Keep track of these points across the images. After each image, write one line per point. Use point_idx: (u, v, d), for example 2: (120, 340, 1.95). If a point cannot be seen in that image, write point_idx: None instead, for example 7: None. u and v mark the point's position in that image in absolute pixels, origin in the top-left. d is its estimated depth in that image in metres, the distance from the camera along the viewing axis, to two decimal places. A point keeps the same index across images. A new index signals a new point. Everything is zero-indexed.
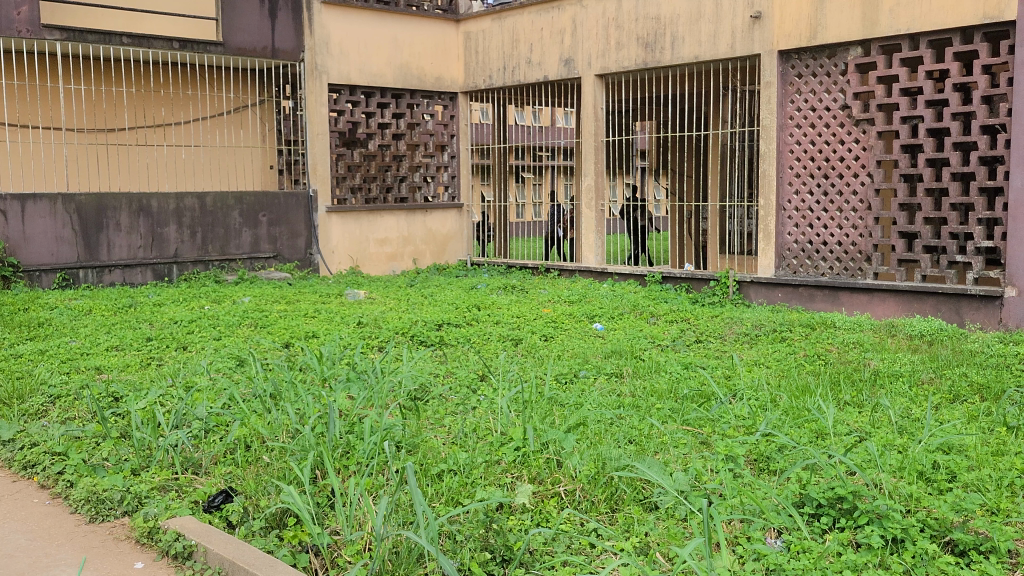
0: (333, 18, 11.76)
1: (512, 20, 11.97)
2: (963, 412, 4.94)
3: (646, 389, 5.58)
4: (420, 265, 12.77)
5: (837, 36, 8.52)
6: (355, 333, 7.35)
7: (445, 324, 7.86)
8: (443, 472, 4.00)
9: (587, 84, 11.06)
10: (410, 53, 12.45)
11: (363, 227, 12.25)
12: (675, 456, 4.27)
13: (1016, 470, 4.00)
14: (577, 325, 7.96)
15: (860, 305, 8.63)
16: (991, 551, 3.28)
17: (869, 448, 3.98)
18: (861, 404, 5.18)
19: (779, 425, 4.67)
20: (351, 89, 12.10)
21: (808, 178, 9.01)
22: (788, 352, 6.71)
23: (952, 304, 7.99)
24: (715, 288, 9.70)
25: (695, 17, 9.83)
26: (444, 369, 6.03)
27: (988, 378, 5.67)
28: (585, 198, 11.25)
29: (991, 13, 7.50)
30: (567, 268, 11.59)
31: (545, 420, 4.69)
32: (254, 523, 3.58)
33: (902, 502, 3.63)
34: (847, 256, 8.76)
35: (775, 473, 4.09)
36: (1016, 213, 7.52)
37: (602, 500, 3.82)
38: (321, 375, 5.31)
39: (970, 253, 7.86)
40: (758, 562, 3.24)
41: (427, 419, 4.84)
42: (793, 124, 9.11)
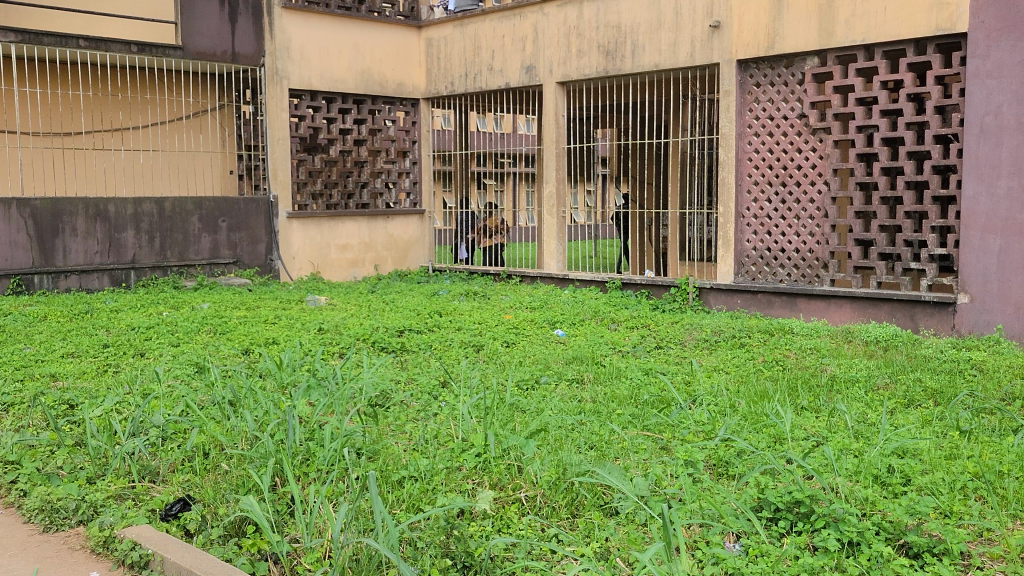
0: (293, 23, 11.70)
1: (474, 27, 11.98)
2: (917, 417, 5.02)
3: (607, 395, 5.60)
4: (381, 271, 12.73)
5: (794, 46, 8.64)
6: (316, 339, 7.31)
7: (406, 331, 7.84)
8: (403, 479, 4.00)
9: (549, 91, 11.10)
10: (372, 59, 12.41)
11: (324, 233, 12.20)
12: (636, 462, 4.29)
13: (969, 474, 4.08)
14: (538, 331, 7.99)
15: (817, 312, 8.73)
16: (944, 554, 3.34)
17: (825, 452, 4.04)
18: (818, 409, 5.24)
19: (738, 430, 4.71)
20: (313, 94, 12.04)
21: (766, 186, 9.11)
22: (747, 358, 6.78)
23: (906, 310, 8.11)
24: (674, 295, 9.77)
25: (655, 25, 9.91)
26: (405, 376, 6.02)
27: (942, 383, 5.77)
28: (546, 206, 11.29)
29: (944, 25, 7.64)
30: (528, 275, 11.61)
31: (506, 426, 4.69)
32: (212, 532, 3.55)
33: (858, 506, 3.68)
34: (805, 263, 8.86)
35: (733, 478, 4.14)
36: (968, 221, 7.66)
37: (563, 506, 3.84)
38: (280, 382, 5.28)
39: (924, 261, 7.99)
40: (717, 566, 3.27)
41: (388, 425, 4.83)
42: (751, 132, 9.21)
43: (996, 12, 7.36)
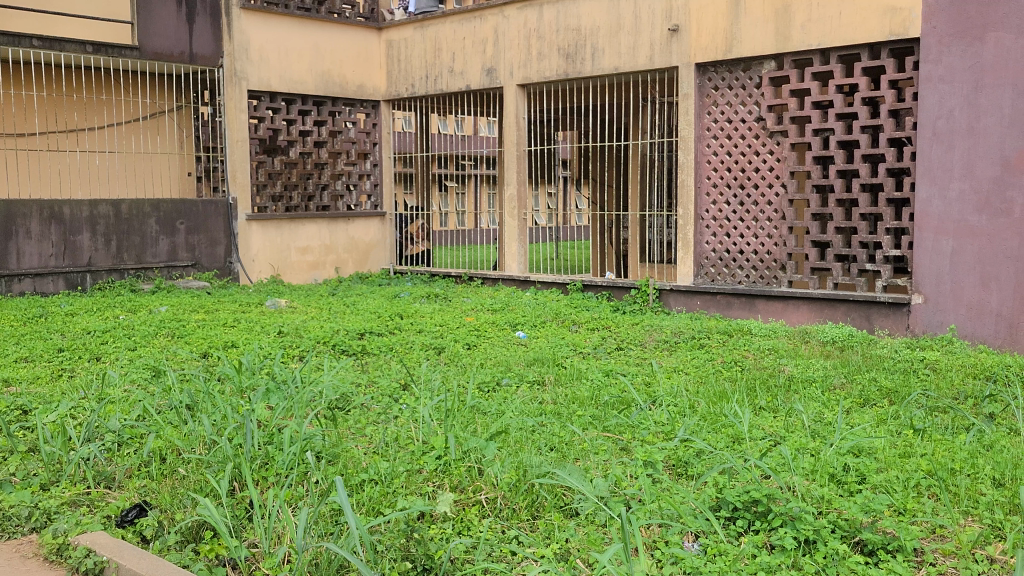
0: (252, 24, 11.60)
1: (434, 29, 11.97)
2: (872, 416, 5.10)
3: (567, 396, 5.63)
4: (342, 274, 12.66)
5: (751, 50, 8.74)
6: (275, 342, 7.26)
7: (367, 333, 7.81)
8: (364, 482, 3.99)
9: (509, 93, 11.11)
10: (331, 61, 12.34)
11: (284, 236, 12.09)
12: (596, 463, 4.31)
13: (922, 471, 4.14)
14: (500, 333, 7.99)
15: (775, 313, 8.81)
16: (898, 550, 3.39)
17: (783, 452, 4.07)
18: (776, 409, 5.30)
19: (697, 430, 4.75)
20: (272, 96, 11.94)
21: (725, 188, 9.20)
22: (706, 359, 6.85)
23: (862, 311, 8.22)
24: (635, 296, 9.82)
25: (614, 29, 9.96)
26: (366, 379, 6.01)
27: (896, 383, 5.85)
28: (507, 208, 11.30)
29: (897, 30, 7.76)
30: (489, 277, 11.60)
31: (467, 428, 4.69)
32: (169, 537, 3.51)
33: (815, 504, 3.73)
34: (763, 264, 8.94)
35: (692, 477, 4.18)
36: (922, 223, 7.79)
37: (523, 508, 3.85)
38: (239, 386, 5.23)
39: (879, 262, 8.11)
40: (675, 566, 3.29)
41: (348, 428, 4.81)
42: (710, 135, 9.29)
43: (948, 18, 7.51)
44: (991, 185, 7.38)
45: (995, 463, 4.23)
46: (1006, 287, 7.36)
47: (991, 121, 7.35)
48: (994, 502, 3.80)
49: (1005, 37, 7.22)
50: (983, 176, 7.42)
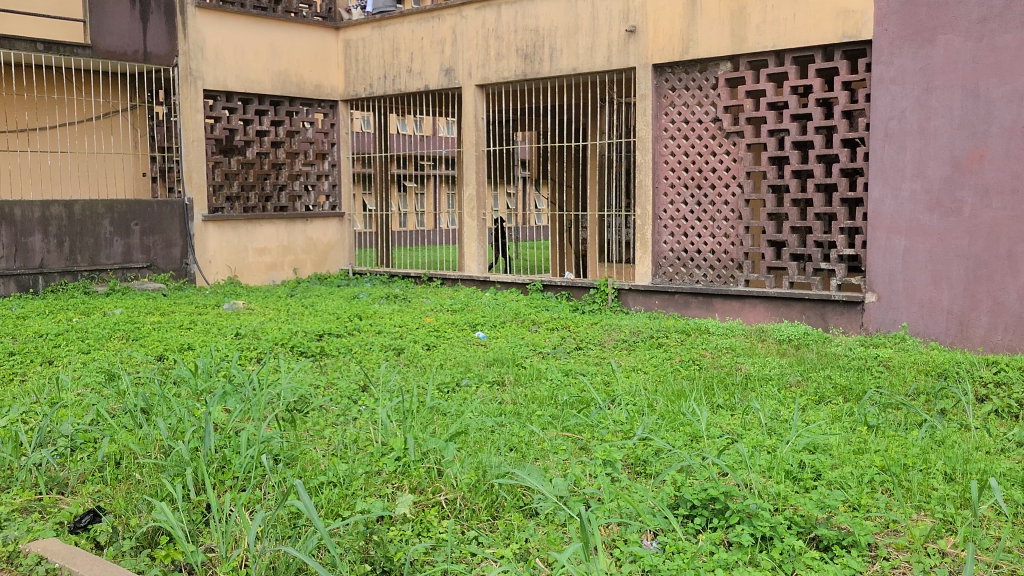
0: (207, 23, 11.48)
1: (392, 29, 11.93)
2: (827, 413, 5.17)
3: (527, 396, 5.64)
4: (300, 275, 12.56)
5: (707, 52, 8.81)
6: (232, 344, 7.19)
7: (325, 335, 7.76)
8: (322, 485, 3.97)
9: (468, 93, 11.11)
10: (289, 60, 12.25)
11: (241, 237, 11.97)
12: (555, 463, 4.32)
13: (876, 467, 4.21)
14: (459, 334, 7.97)
15: (732, 311, 8.89)
16: (852, 545, 3.44)
17: (740, 450, 4.10)
18: (733, 407, 5.36)
19: (655, 429, 4.78)
20: (228, 95, 11.82)
21: (682, 188, 9.26)
22: (664, 357, 6.90)
23: (817, 309, 8.33)
24: (594, 296, 9.87)
25: (572, 30, 10.00)
26: (325, 381, 5.97)
27: (851, 380, 5.94)
28: (467, 208, 11.29)
29: (851, 32, 7.87)
30: (449, 277, 11.59)
31: (426, 429, 4.68)
32: (123, 543, 3.47)
33: (771, 501, 3.77)
34: (720, 264, 9.03)
35: (651, 476, 4.21)
36: (874, 222, 7.91)
37: (482, 508, 3.85)
38: (195, 390, 5.17)
39: (833, 261, 8.22)
40: (634, 564, 3.30)
41: (307, 431, 4.79)
42: (667, 136, 9.35)
43: (900, 21, 7.62)
44: (942, 185, 7.51)
45: (946, 457, 4.30)
46: (957, 285, 7.49)
47: (941, 122, 7.48)
48: (946, 497, 3.88)
49: (954, 39, 7.36)
50: (934, 176, 7.55)
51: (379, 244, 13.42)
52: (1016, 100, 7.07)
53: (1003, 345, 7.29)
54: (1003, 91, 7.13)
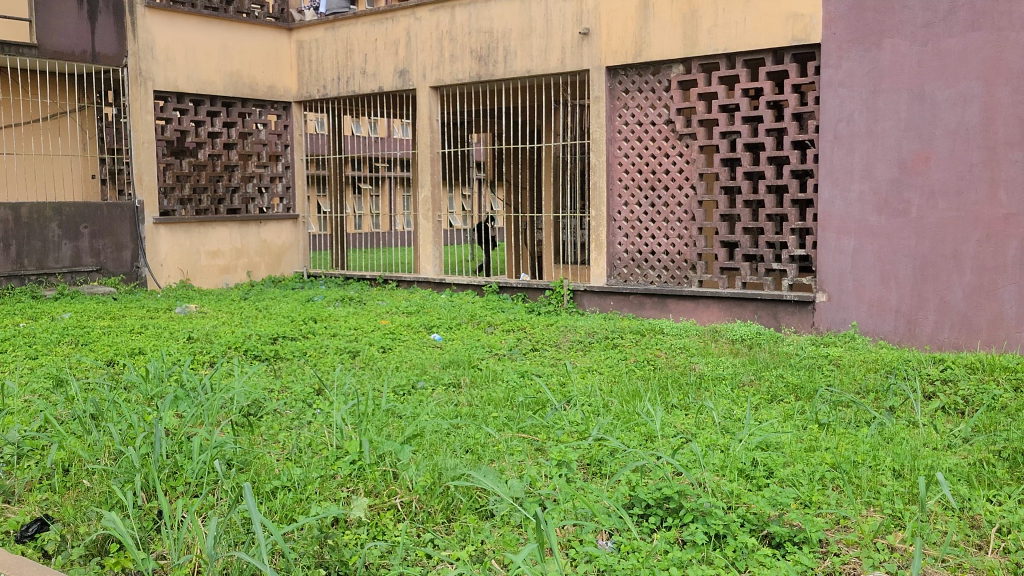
0: (157, 24, 11.33)
1: (345, 30, 11.86)
2: (779, 412, 5.23)
3: (482, 398, 5.65)
4: (254, 278, 12.44)
5: (660, 54, 8.88)
6: (184, 348, 7.10)
7: (279, 338, 7.70)
8: (276, 489, 3.94)
9: (422, 95, 11.08)
10: (241, 61, 12.13)
11: (193, 240, 11.83)
12: (511, 464, 4.33)
13: (826, 465, 4.27)
14: (415, 336, 7.97)
15: (686, 312, 8.96)
16: (803, 542, 3.49)
17: (693, 448, 4.14)
18: (687, 407, 5.41)
19: (611, 429, 4.81)
20: (179, 96, 11.67)
21: (636, 190, 9.32)
22: (619, 358, 6.94)
23: (770, 309, 8.42)
24: (550, 297, 9.90)
25: (525, 32, 10.02)
26: (279, 385, 5.91)
27: (802, 378, 6.02)
28: (422, 210, 11.26)
29: (800, 36, 7.98)
30: (405, 279, 11.55)
31: (381, 432, 4.66)
32: (73, 552, 3.40)
33: (724, 499, 3.81)
34: (674, 265, 9.11)
35: (606, 476, 4.23)
36: (825, 223, 8.01)
37: (438, 510, 3.85)
38: (145, 395, 5.11)
39: (785, 261, 8.33)
40: (590, 564, 3.32)
41: (261, 435, 4.74)
42: (621, 138, 9.40)
43: (847, 24, 7.74)
44: (889, 187, 7.64)
45: (894, 454, 4.38)
46: (905, 284, 7.63)
47: (888, 125, 7.61)
48: (894, 493, 3.95)
49: (900, 44, 7.49)
50: (882, 177, 7.68)
51: (334, 246, 13.38)
52: (960, 102, 7.24)
53: (950, 342, 7.46)
54: (948, 94, 7.29)
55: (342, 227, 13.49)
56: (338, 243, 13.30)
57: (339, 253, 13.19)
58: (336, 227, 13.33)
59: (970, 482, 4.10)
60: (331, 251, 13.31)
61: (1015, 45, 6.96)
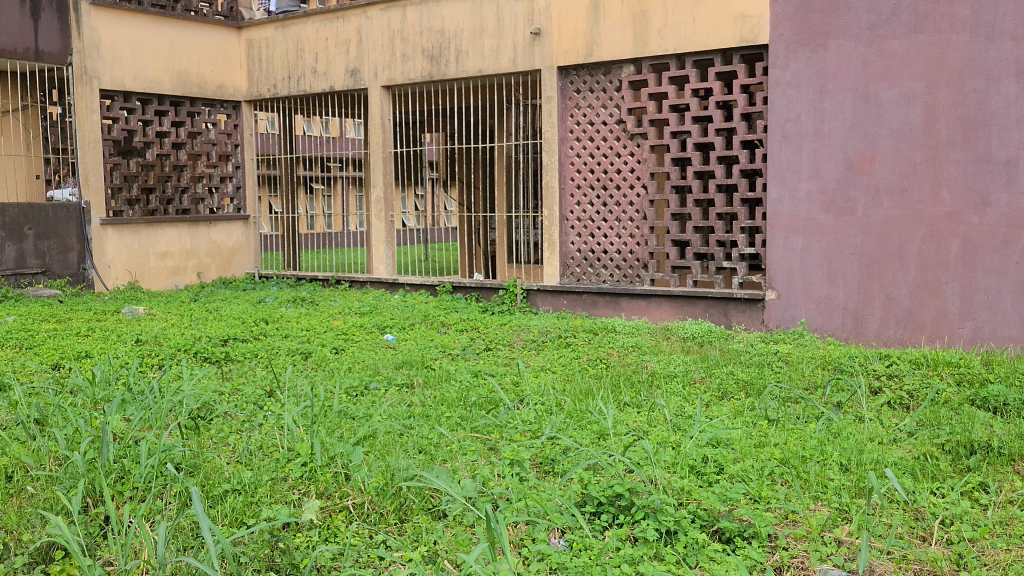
0: (102, 21, 11.13)
1: (295, 28, 11.77)
2: (729, 408, 5.29)
3: (436, 398, 5.63)
4: (204, 279, 12.29)
5: (611, 54, 8.93)
6: (132, 351, 7.00)
7: (230, 340, 7.62)
8: (226, 493, 3.89)
9: (374, 94, 11.03)
10: (189, 60, 11.98)
11: (141, 241, 11.66)
12: (463, 464, 4.33)
13: (775, 460, 4.32)
14: (367, 336, 7.93)
15: (638, 310, 9.02)
16: (753, 537, 3.54)
17: (645, 446, 4.17)
18: (639, 404, 5.44)
19: (563, 427, 4.83)
20: (126, 95, 11.48)
21: (588, 189, 9.37)
22: (572, 357, 6.97)
23: (720, 307, 8.50)
24: (503, 297, 9.90)
25: (477, 32, 10.02)
26: (229, 387, 5.85)
27: (752, 375, 6.09)
28: (374, 210, 11.21)
29: (748, 37, 8.07)
30: (358, 280, 11.48)
31: (333, 434, 4.63)
32: (16, 560, 3.33)
33: (676, 496, 3.83)
34: (626, 264, 9.17)
35: (558, 475, 4.25)
36: (773, 222, 8.12)
37: (390, 512, 3.83)
38: (91, 399, 5.03)
39: (734, 260, 8.42)
40: (542, 562, 3.33)
41: (210, 438, 4.69)
42: (573, 138, 9.44)
43: (795, 25, 7.84)
44: (836, 186, 7.75)
45: (841, 448, 4.45)
46: (852, 282, 7.76)
47: (835, 125, 7.72)
48: (841, 487, 4.01)
49: (846, 45, 7.61)
50: (829, 176, 7.79)
51: (286, 247, 13.29)
52: (904, 103, 7.38)
53: (896, 338, 7.61)
54: (892, 94, 7.43)
55: (295, 227, 13.40)
56: (290, 243, 13.21)
57: (292, 254, 13.10)
58: (288, 228, 13.24)
59: (915, 474, 4.17)
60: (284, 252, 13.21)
61: (956, 47, 7.12)
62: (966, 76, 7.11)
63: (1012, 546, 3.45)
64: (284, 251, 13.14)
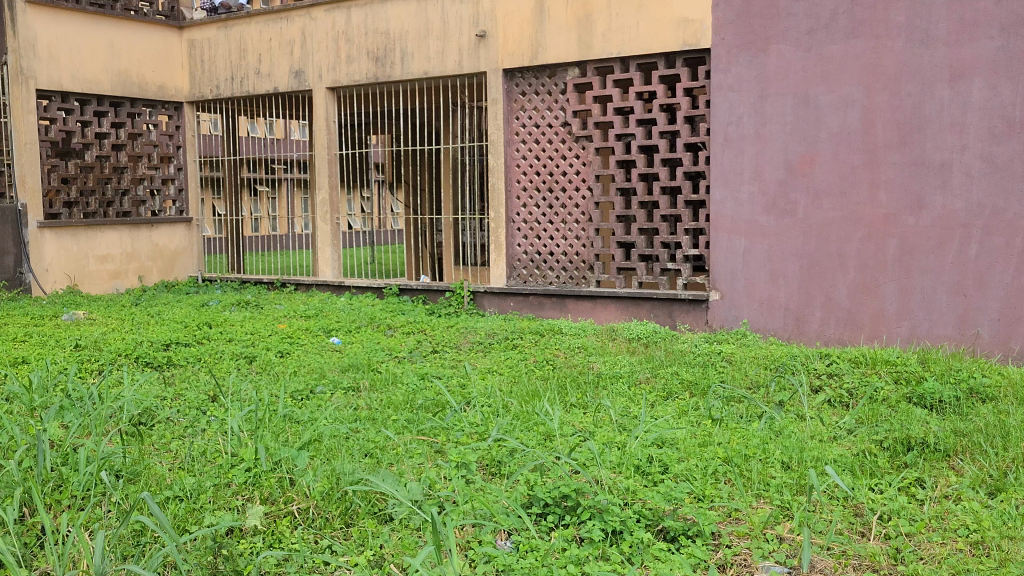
0: (39, 20, 10.88)
1: (238, 29, 11.65)
2: (674, 408, 5.34)
3: (382, 402, 5.60)
4: (146, 283, 12.09)
5: (555, 57, 8.97)
6: (71, 357, 6.85)
7: (172, 344, 7.51)
8: (167, 499, 3.83)
9: (319, 97, 10.94)
10: (129, 60, 11.78)
11: (80, 244, 11.43)
12: (410, 467, 4.31)
13: (719, 459, 4.38)
14: (313, 340, 7.87)
15: (585, 311, 9.07)
16: (697, 535, 3.58)
17: (591, 447, 4.19)
18: (586, 405, 5.48)
19: (509, 430, 4.84)
20: (63, 96, 11.25)
21: (534, 191, 9.39)
22: (519, 359, 6.98)
23: (665, 308, 8.58)
24: (450, 299, 9.87)
25: (422, 33, 10.00)
26: (172, 393, 5.76)
27: (697, 375, 6.16)
28: (320, 212, 11.12)
29: (690, 41, 8.17)
30: (303, 282, 11.38)
31: (277, 438, 4.58)
32: None
33: (621, 495, 3.86)
34: (572, 265, 9.21)
35: (505, 476, 4.26)
36: (716, 224, 8.21)
37: (336, 516, 3.81)
38: (28, 406, 4.92)
39: (679, 261, 8.51)
40: (488, 564, 3.33)
41: (152, 445, 4.61)
42: (519, 140, 9.46)
43: (735, 30, 7.96)
44: (777, 188, 7.87)
45: (783, 447, 4.51)
46: (793, 283, 7.88)
47: (775, 128, 7.85)
48: (783, 484, 4.08)
49: (785, 49, 7.74)
50: (770, 179, 7.90)
51: (230, 250, 13.14)
52: (842, 107, 7.53)
53: (836, 338, 7.75)
54: (831, 98, 7.58)
55: (240, 230, 13.25)
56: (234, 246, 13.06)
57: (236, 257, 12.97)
58: (233, 231, 13.09)
59: (854, 472, 4.25)
60: (228, 255, 13.07)
61: (892, 52, 7.28)
62: (902, 80, 7.27)
63: (948, 540, 3.53)
64: (229, 255, 13.00)
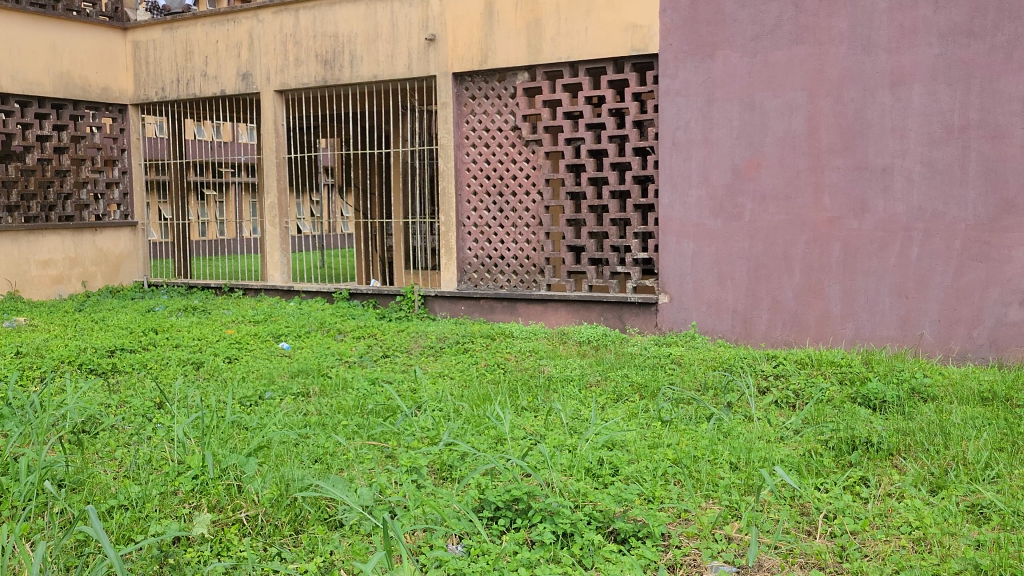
0: None
1: (184, 30, 11.50)
2: (624, 410, 5.39)
3: (332, 407, 5.57)
4: (90, 288, 11.87)
5: (505, 61, 8.99)
6: (11, 364, 6.70)
7: (117, 350, 7.39)
8: (112, 509, 3.76)
9: (266, 100, 10.84)
10: (71, 61, 11.56)
11: (22, 249, 11.15)
12: (360, 472, 4.28)
13: (669, 460, 4.41)
14: (262, 345, 7.78)
15: (536, 315, 9.09)
16: (647, 536, 3.62)
17: (541, 450, 4.19)
18: (536, 408, 5.49)
19: (461, 433, 4.84)
20: (3, 97, 11.00)
21: (485, 195, 9.39)
22: (469, 363, 6.98)
23: (615, 311, 8.64)
24: (400, 303, 9.82)
25: (371, 36, 9.96)
26: (116, 400, 5.66)
27: (646, 377, 6.21)
28: (269, 216, 11.02)
29: (638, 45, 8.22)
30: (251, 287, 11.26)
31: (225, 445, 4.53)
32: None
33: (571, 498, 3.85)
34: (522, 269, 9.23)
35: (455, 481, 4.26)
36: (665, 227, 8.26)
37: (285, 523, 3.77)
38: None
39: (628, 264, 8.58)
40: (439, 569, 3.32)
41: (96, 453, 4.52)
42: (469, 144, 9.45)
43: (683, 35, 8.03)
44: (724, 192, 7.96)
45: (731, 448, 4.56)
46: (740, 285, 7.98)
47: (722, 133, 7.93)
48: (731, 485, 4.13)
49: (731, 55, 7.83)
50: (717, 183, 7.99)
51: (176, 254, 12.98)
52: (788, 112, 7.65)
53: (781, 339, 7.86)
54: (776, 103, 7.69)
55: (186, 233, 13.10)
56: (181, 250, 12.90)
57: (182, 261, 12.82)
58: (178, 234, 12.94)
59: (801, 471, 4.31)
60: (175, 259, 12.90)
61: (835, 59, 7.41)
62: (845, 86, 7.40)
63: (891, 537, 3.60)
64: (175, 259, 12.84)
